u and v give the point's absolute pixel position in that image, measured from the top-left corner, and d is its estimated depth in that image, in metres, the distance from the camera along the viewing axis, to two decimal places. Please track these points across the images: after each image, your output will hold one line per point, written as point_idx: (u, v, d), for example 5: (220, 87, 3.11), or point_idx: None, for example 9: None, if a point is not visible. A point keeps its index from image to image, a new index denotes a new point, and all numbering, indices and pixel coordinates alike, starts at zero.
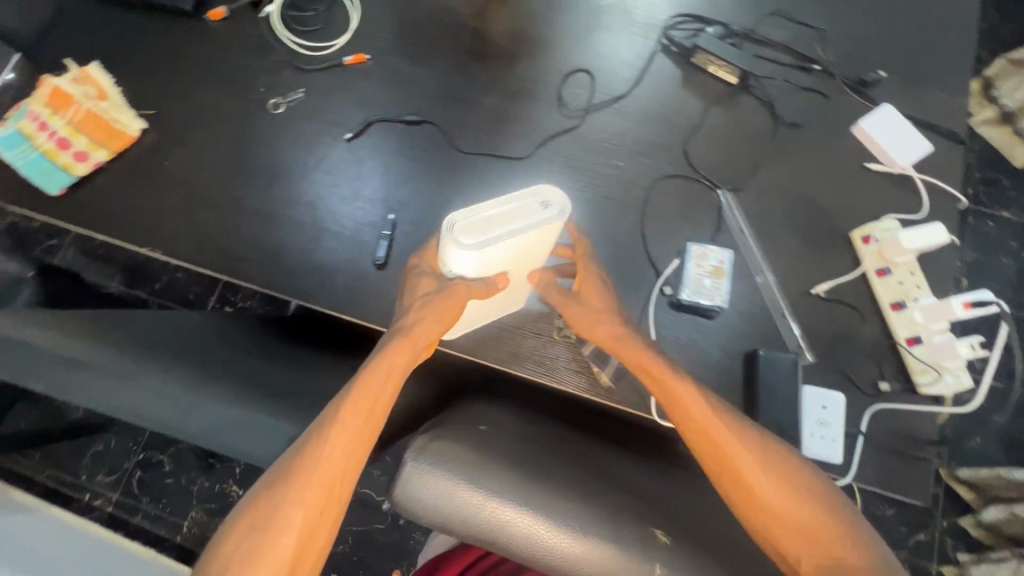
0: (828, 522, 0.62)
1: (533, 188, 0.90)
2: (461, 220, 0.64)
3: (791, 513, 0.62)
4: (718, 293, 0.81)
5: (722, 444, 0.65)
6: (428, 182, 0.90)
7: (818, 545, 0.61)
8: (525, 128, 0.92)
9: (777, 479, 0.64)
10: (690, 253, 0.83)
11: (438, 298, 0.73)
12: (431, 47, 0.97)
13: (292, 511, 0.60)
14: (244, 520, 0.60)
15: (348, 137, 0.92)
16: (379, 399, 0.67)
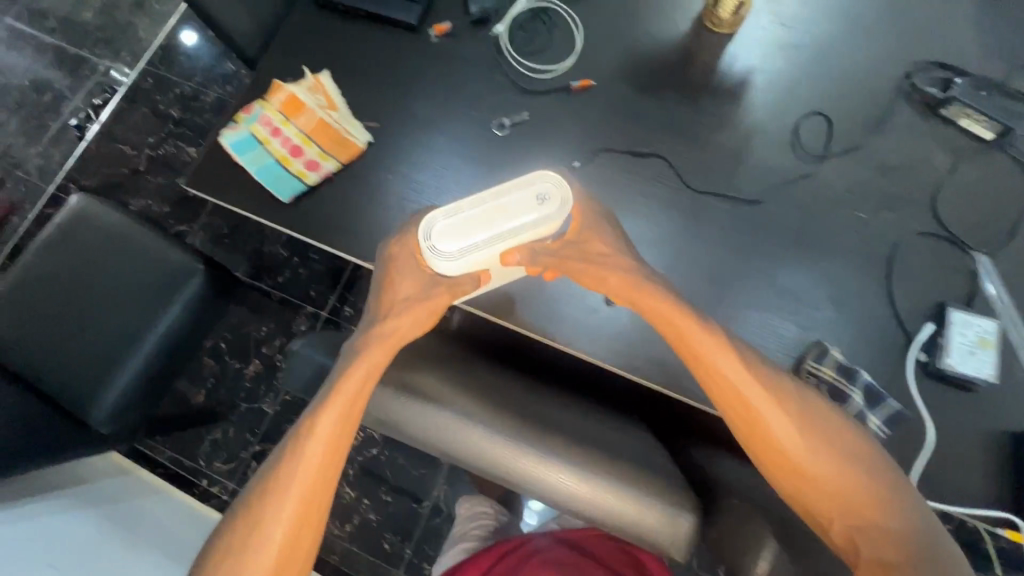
0: (860, 488, 0.69)
1: (768, 235, 0.88)
2: (439, 224, 0.72)
3: (828, 484, 0.69)
4: (985, 366, 0.78)
5: (755, 417, 0.70)
6: (659, 219, 0.89)
7: (851, 509, 0.69)
8: (760, 171, 0.89)
9: (811, 451, 0.70)
10: (956, 320, 0.80)
11: (428, 290, 0.77)
12: (658, 77, 0.94)
13: (303, 484, 0.70)
14: (276, 488, 0.70)
15: (575, 165, 0.91)
16: (351, 387, 0.73)
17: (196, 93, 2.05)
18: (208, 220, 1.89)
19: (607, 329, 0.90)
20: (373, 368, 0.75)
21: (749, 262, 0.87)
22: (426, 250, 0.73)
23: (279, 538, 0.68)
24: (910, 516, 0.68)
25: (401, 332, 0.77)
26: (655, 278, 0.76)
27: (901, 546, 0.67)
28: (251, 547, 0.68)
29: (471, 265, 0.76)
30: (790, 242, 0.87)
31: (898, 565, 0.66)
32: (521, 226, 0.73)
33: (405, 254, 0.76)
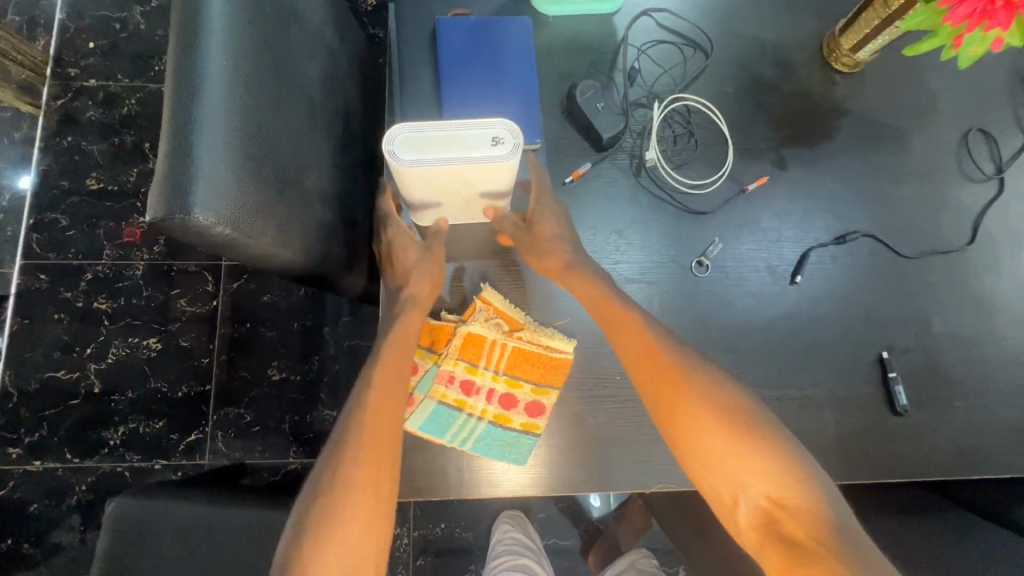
0: (781, 477, 0.55)
1: (989, 273, 0.84)
2: (403, 131, 0.57)
3: (731, 472, 0.57)
4: None
5: (680, 408, 0.60)
6: (892, 299, 0.82)
7: (770, 522, 0.53)
8: (952, 212, 0.86)
9: (729, 439, 0.57)
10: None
11: (428, 260, 0.72)
12: (822, 144, 0.86)
13: (350, 472, 0.58)
14: (329, 491, 0.57)
15: (795, 279, 0.81)
16: (378, 397, 0.63)
17: (117, 270, 1.57)
18: (219, 414, 1.53)
19: (907, 444, 0.78)
20: (385, 401, 0.63)
21: (990, 309, 0.83)
22: (385, 156, 0.57)
23: (342, 509, 0.56)
24: (839, 510, 0.53)
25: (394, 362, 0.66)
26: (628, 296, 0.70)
27: (826, 526, 0.51)
28: (322, 534, 0.54)
29: (424, 183, 0.63)
30: (1009, 273, 0.85)
31: (817, 551, 0.50)
32: (476, 168, 0.59)
33: (398, 229, 0.74)
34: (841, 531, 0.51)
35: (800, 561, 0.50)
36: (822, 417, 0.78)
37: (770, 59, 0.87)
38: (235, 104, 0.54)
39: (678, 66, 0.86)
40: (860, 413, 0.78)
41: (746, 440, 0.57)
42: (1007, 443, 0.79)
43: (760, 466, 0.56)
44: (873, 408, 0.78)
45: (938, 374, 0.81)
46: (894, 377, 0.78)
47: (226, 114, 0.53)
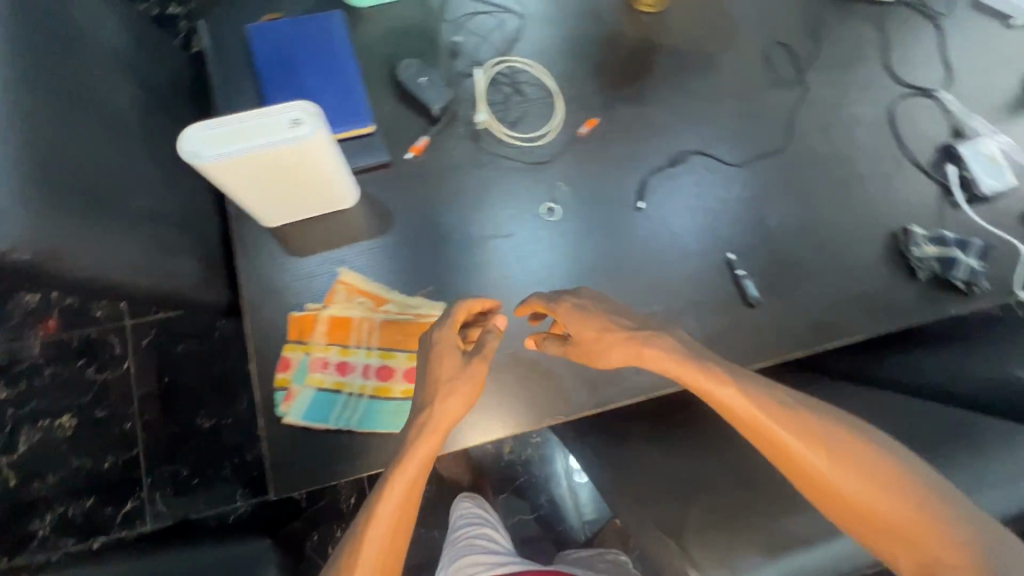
0: (906, 522, 0.61)
1: (810, 166, 0.93)
2: (199, 131, 0.58)
3: (877, 521, 0.62)
4: (1007, 175, 0.93)
5: (798, 461, 0.65)
6: (730, 206, 0.89)
7: (903, 539, 0.61)
8: (767, 117, 0.94)
9: (850, 475, 0.63)
10: (966, 152, 0.93)
11: (465, 378, 0.67)
12: (642, 80, 0.93)
13: (378, 534, 0.64)
14: (357, 549, 0.64)
15: (640, 205, 0.87)
16: (409, 473, 0.64)
17: (11, 354, 1.50)
18: (153, 477, 1.47)
19: (766, 331, 0.85)
20: (408, 491, 0.64)
21: (816, 197, 0.92)
22: (186, 159, 0.59)
23: (371, 561, 0.64)
24: (1009, 553, 0.58)
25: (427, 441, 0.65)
26: (675, 342, 0.69)
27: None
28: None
29: (239, 181, 0.64)
30: (827, 163, 0.94)
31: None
32: (284, 155, 0.62)
33: (444, 337, 0.69)
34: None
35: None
36: (687, 324, 0.84)
37: (580, 12, 0.94)
38: (18, 128, 0.54)
39: (495, 33, 0.91)
40: (721, 312, 0.85)
41: (864, 462, 0.63)
42: (850, 310, 0.88)
43: (891, 502, 0.62)
44: (730, 306, 0.85)
45: (782, 264, 0.88)
46: (740, 273, 0.86)
47: (9, 139, 0.53)
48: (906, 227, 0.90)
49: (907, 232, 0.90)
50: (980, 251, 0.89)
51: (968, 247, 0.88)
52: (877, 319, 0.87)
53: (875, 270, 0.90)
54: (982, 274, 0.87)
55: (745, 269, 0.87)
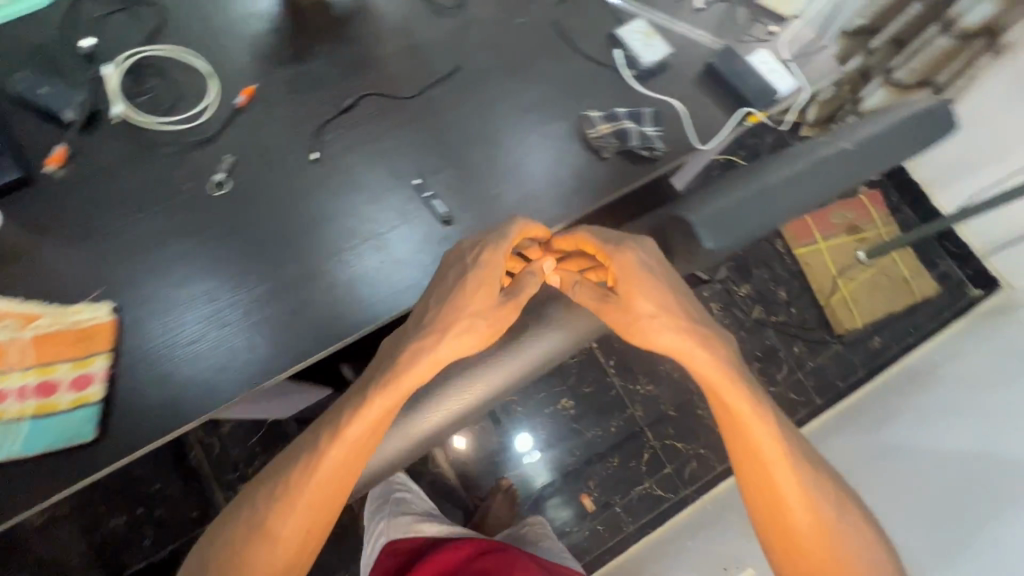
0: (788, 490, 0.73)
1: (485, 81, 0.97)
2: None
3: (785, 496, 0.73)
4: (661, 47, 1.00)
5: (755, 448, 0.73)
6: (410, 137, 0.91)
7: (789, 541, 0.73)
8: (434, 46, 0.97)
9: (798, 487, 0.73)
10: (621, 36, 1.01)
11: (506, 298, 0.77)
12: (300, 38, 0.93)
13: (329, 473, 0.68)
14: (366, 417, 0.68)
15: (315, 155, 0.87)
16: (380, 407, 0.69)
17: None
18: None
19: (465, 243, 0.88)
20: (348, 463, 0.69)
21: (496, 108, 0.95)
22: None
23: (308, 498, 0.69)
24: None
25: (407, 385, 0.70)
26: (730, 354, 0.75)
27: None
28: (307, 489, 0.69)
29: None
30: (501, 74, 0.97)
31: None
32: None
33: (434, 304, 0.76)
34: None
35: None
36: (384, 257, 0.85)
37: None
38: None
39: (132, 28, 0.90)
40: (415, 237, 0.86)
41: (803, 484, 0.73)
42: (545, 203, 0.92)
43: (798, 502, 0.73)
44: (425, 228, 0.87)
45: (471, 177, 0.91)
46: (428, 194, 0.88)
47: None
48: (581, 112, 0.96)
49: (582, 117, 0.96)
50: (651, 118, 0.96)
51: (637, 116, 0.95)
52: (570, 205, 0.93)
53: (563, 162, 0.94)
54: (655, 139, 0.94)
55: (434, 190, 0.89)
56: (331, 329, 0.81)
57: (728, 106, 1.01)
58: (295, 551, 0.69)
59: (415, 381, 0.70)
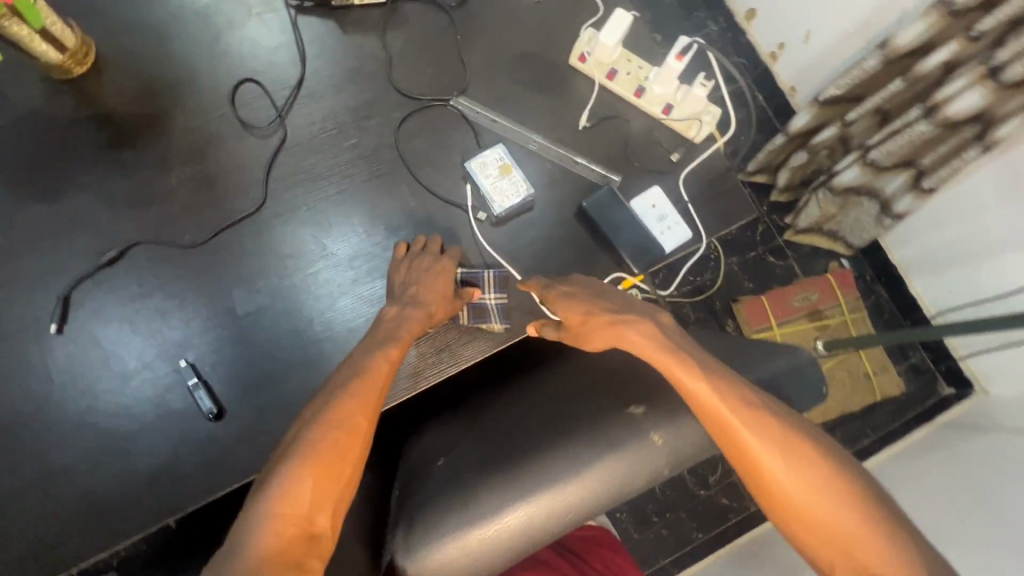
0: (783, 454, 0.55)
1: (294, 224, 0.79)
2: None
3: (778, 445, 0.55)
4: (520, 186, 0.82)
5: (698, 407, 0.57)
6: (187, 301, 0.74)
7: (779, 504, 0.54)
8: (237, 175, 0.79)
9: (754, 420, 0.56)
10: (473, 170, 0.82)
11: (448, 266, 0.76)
12: (62, 165, 0.76)
13: (320, 468, 0.54)
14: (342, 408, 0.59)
15: (54, 329, 0.71)
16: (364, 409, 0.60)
17: None
18: None
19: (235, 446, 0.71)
20: (366, 403, 0.61)
21: (304, 260, 0.78)
22: None
23: (304, 488, 0.53)
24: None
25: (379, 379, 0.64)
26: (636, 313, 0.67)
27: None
28: (303, 477, 0.53)
29: None
30: (318, 213, 0.80)
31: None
32: None
33: (407, 268, 0.76)
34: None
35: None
36: (128, 463, 0.69)
37: None
38: None
39: None
40: (171, 438, 0.70)
41: (770, 422, 0.56)
42: None
43: (774, 460, 0.54)
44: (184, 426, 0.71)
45: (259, 354, 0.74)
46: (191, 382, 0.71)
47: None
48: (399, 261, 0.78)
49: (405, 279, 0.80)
50: (493, 283, 0.79)
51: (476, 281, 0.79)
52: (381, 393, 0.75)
53: None
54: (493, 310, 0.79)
55: (203, 373, 0.72)
56: (46, 560, 0.66)
57: (600, 261, 0.84)
58: (334, 494, 0.54)
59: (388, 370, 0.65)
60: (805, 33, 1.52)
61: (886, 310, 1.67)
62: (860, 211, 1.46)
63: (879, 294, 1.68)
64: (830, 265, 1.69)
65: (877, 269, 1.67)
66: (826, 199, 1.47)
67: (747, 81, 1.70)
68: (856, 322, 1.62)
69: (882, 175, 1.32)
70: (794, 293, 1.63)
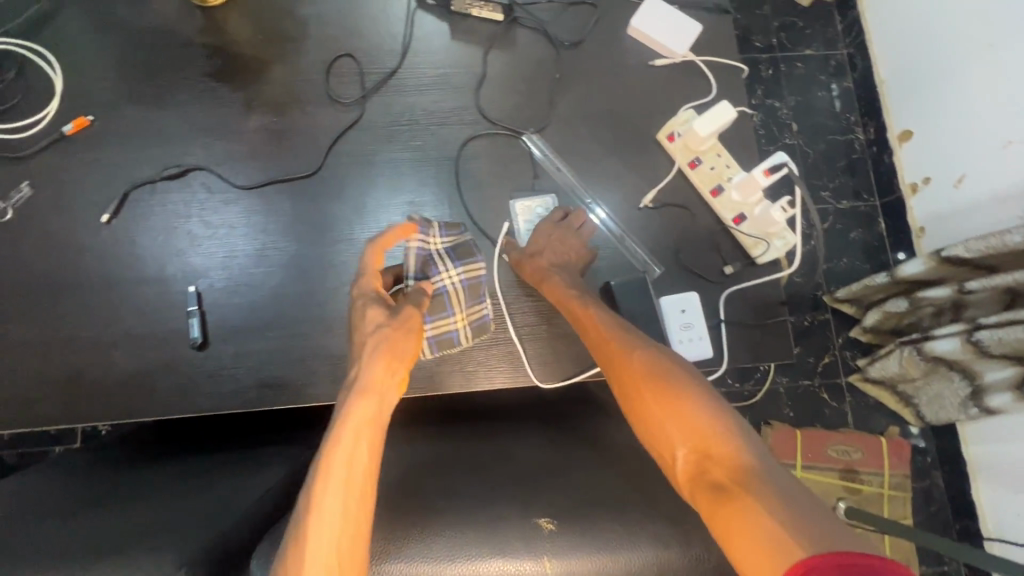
0: (653, 378, 0.62)
1: (337, 200, 0.82)
2: None
3: (651, 375, 0.63)
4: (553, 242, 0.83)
5: (605, 344, 0.68)
6: (219, 235, 0.79)
7: (640, 411, 0.62)
8: (307, 138, 0.83)
9: (629, 351, 0.66)
10: (514, 209, 0.83)
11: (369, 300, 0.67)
12: (169, 81, 0.83)
13: (332, 532, 0.47)
14: (331, 466, 0.51)
15: (105, 219, 0.78)
16: (359, 459, 0.52)
17: None
18: None
19: (205, 380, 0.74)
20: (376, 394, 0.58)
21: (332, 236, 0.80)
22: None
23: (327, 555, 0.46)
24: (836, 530, 0.44)
25: (368, 418, 0.55)
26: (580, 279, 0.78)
27: (744, 469, 0.52)
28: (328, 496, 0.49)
29: None
30: (362, 197, 0.82)
31: (730, 487, 0.50)
32: None
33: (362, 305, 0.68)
34: (781, 553, 0.43)
35: (713, 517, 0.49)
36: (111, 357, 0.74)
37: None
38: None
39: (18, 14, 0.84)
40: (156, 349, 0.75)
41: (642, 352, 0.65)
42: (320, 370, 0.76)
43: (639, 366, 0.64)
44: (171, 345, 0.75)
45: (259, 305, 0.78)
46: (191, 309, 0.75)
47: None
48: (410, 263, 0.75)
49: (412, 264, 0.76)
50: (463, 297, 0.77)
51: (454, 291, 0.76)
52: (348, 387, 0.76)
53: None
54: (466, 326, 0.77)
55: (205, 305, 0.77)
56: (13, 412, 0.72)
57: None
58: (358, 499, 0.50)
59: (379, 407, 0.57)
60: (958, 177, 1.33)
61: (934, 504, 1.45)
62: (945, 388, 1.29)
63: (935, 481, 1.46)
64: (889, 428, 1.48)
65: (942, 454, 1.44)
66: (912, 358, 1.28)
67: (868, 204, 1.54)
68: (893, 501, 1.39)
69: (987, 359, 1.16)
70: (833, 441, 1.43)
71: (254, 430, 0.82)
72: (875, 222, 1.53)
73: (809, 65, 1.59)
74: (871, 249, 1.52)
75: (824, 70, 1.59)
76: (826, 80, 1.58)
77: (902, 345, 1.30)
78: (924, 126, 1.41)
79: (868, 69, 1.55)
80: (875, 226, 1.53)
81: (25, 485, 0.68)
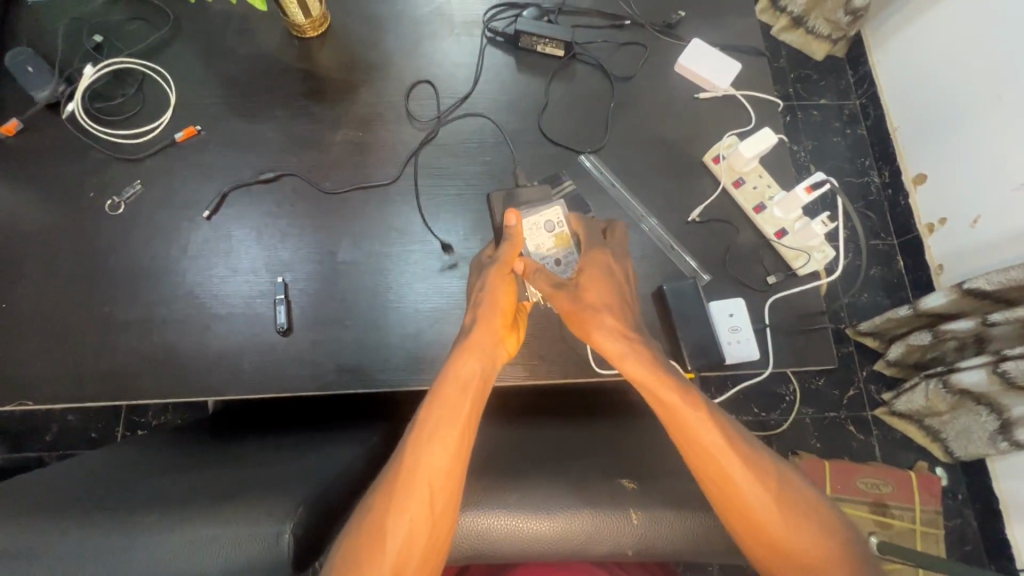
0: (744, 476, 0.57)
1: (412, 206, 0.90)
2: None
3: (740, 473, 0.57)
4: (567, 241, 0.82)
5: (686, 424, 0.59)
6: (306, 234, 0.87)
7: (746, 516, 0.56)
8: (386, 151, 0.92)
9: (730, 452, 0.58)
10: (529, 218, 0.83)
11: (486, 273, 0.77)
12: (267, 100, 0.94)
13: (438, 457, 0.56)
14: (448, 401, 0.60)
15: (205, 215, 0.87)
16: (468, 403, 0.61)
17: None
18: None
19: (287, 365, 0.81)
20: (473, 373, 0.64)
21: (406, 237, 0.88)
22: None
23: (418, 509, 0.54)
24: None
25: (481, 371, 0.64)
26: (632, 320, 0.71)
27: None
28: (425, 452, 0.56)
29: None
30: (434, 204, 0.90)
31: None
32: None
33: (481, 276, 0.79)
34: None
35: None
36: (206, 338, 0.82)
37: (232, 29, 0.96)
38: None
39: (140, 38, 0.95)
40: (245, 333, 0.82)
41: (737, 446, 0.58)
42: (392, 359, 0.83)
43: (730, 460, 0.58)
44: (260, 331, 0.82)
45: (337, 298, 0.84)
46: (279, 297, 0.83)
47: None
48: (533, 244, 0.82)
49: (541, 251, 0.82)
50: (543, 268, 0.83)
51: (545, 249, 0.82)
52: (417, 375, 0.82)
53: (436, 325, 0.84)
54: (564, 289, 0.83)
55: (290, 295, 0.84)
56: (117, 382, 0.80)
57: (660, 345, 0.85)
58: (449, 465, 0.56)
59: (487, 360, 0.66)
60: (973, 218, 1.40)
61: (968, 543, 1.41)
62: (972, 421, 1.30)
63: (967, 519, 1.43)
64: (918, 463, 1.45)
65: (973, 491, 1.42)
66: (939, 391, 1.30)
67: (887, 240, 1.61)
68: (925, 538, 1.35)
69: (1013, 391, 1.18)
70: (864, 473, 1.39)
71: (316, 420, 0.86)
72: (894, 258, 1.60)
73: (825, 112, 1.71)
74: (891, 283, 1.57)
75: (839, 117, 1.71)
76: (842, 126, 1.70)
77: (929, 378, 1.32)
78: (937, 170, 1.50)
79: (881, 116, 1.65)
80: (894, 262, 1.59)
81: (123, 451, 0.73)
